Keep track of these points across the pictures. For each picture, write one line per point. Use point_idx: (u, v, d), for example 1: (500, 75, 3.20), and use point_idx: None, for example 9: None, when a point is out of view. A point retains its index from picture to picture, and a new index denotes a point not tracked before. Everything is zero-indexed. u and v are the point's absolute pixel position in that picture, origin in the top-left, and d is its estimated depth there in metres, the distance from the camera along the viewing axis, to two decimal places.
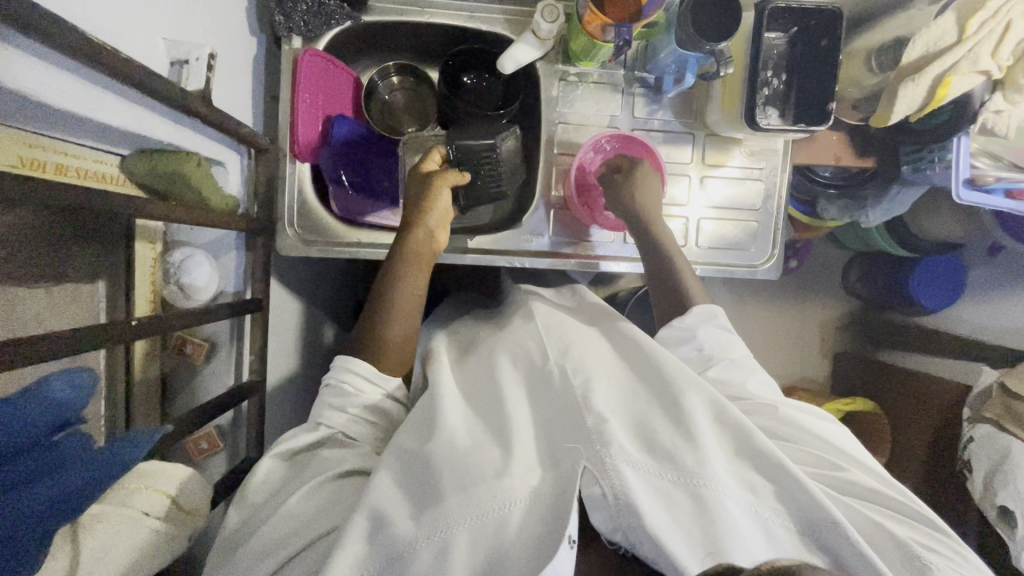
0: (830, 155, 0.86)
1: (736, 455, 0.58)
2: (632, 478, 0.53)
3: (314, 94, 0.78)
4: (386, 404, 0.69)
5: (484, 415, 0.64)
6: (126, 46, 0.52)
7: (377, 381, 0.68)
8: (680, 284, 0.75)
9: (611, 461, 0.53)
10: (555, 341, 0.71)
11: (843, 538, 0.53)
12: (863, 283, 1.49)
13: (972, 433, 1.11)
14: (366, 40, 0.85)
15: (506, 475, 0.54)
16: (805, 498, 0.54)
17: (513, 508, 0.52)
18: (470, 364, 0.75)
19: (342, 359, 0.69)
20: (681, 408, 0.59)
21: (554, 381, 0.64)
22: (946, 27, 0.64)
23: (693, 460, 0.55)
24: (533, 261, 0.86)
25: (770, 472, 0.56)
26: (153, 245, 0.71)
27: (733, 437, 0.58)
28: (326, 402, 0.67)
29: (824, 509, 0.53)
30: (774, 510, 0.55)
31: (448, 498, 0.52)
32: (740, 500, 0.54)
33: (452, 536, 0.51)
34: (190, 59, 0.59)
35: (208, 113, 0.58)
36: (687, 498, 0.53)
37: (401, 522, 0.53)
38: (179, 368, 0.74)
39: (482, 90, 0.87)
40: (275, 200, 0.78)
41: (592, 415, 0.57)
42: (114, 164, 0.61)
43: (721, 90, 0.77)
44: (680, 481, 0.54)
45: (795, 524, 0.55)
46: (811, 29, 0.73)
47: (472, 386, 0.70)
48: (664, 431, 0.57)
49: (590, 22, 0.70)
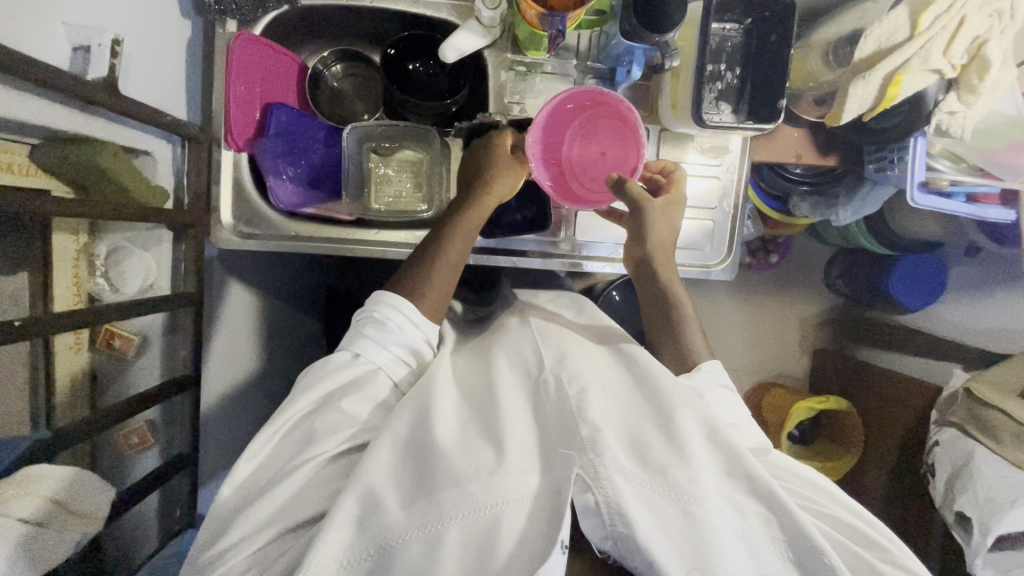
0: (790, 152, 0.82)
1: (728, 476, 0.55)
2: (625, 489, 0.51)
3: (250, 81, 0.75)
4: (419, 343, 0.68)
5: (478, 415, 0.62)
6: (14, 34, 0.50)
7: (416, 321, 0.67)
8: (678, 332, 0.73)
9: (604, 470, 0.52)
10: (551, 350, 0.68)
11: (827, 567, 0.50)
12: (845, 280, 1.45)
13: (938, 437, 1.08)
14: (309, 24, 0.82)
15: (500, 473, 0.53)
16: (793, 529, 0.52)
17: (504, 509, 0.51)
18: (466, 360, 0.73)
19: (380, 293, 0.68)
20: (675, 422, 0.57)
21: (549, 391, 0.62)
22: (898, 21, 0.61)
23: (685, 478, 0.52)
24: (487, 258, 0.83)
25: (761, 497, 0.54)
26: (75, 236, 0.68)
27: (725, 458, 0.56)
28: (366, 335, 0.66)
29: (813, 540, 0.51)
30: (769, 537, 0.53)
31: (442, 491, 0.52)
32: (730, 523, 0.52)
33: (443, 531, 0.50)
34: (92, 45, 0.57)
35: (114, 104, 0.56)
36: (676, 513, 0.51)
37: (394, 511, 0.52)
38: (107, 363, 0.72)
39: (426, 79, 0.84)
40: (211, 190, 0.76)
41: (586, 425, 0.56)
42: (23, 154, 0.58)
43: (672, 84, 0.74)
44: (670, 494, 0.52)
45: (787, 551, 0.52)
46: (764, 21, 0.69)
47: (465, 380, 0.68)
48: (657, 445, 0.55)
49: (526, 10, 0.66)
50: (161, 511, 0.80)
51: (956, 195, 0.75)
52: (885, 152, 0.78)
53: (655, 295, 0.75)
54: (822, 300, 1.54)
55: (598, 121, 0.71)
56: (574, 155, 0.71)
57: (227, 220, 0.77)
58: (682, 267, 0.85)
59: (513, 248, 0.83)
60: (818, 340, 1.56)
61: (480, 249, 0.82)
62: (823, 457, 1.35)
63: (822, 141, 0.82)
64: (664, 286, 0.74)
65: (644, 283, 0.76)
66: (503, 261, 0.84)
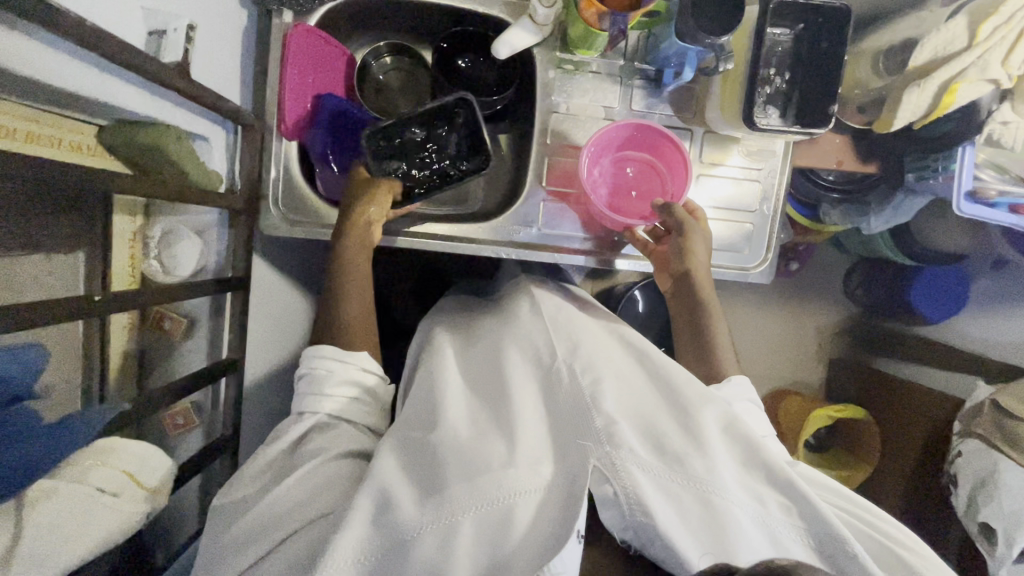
0: (830, 159, 0.84)
1: (745, 466, 0.56)
2: (644, 481, 0.52)
3: (304, 70, 0.76)
4: (360, 376, 0.68)
5: (492, 404, 0.63)
6: (100, 17, 0.51)
7: (346, 358, 0.67)
8: (709, 352, 0.75)
9: (622, 463, 0.52)
10: (562, 338, 0.69)
11: (846, 553, 0.51)
12: (864, 290, 1.45)
13: (960, 447, 1.07)
14: (361, 18, 0.83)
15: (511, 466, 0.53)
16: (814, 515, 0.52)
17: (519, 499, 0.51)
18: (476, 354, 0.74)
19: (312, 347, 0.69)
20: (691, 414, 0.58)
21: (562, 380, 0.62)
22: (957, 30, 0.62)
23: (702, 467, 0.53)
24: (524, 253, 0.84)
25: (781, 485, 0.54)
26: (132, 216, 0.69)
27: (743, 447, 0.56)
28: (305, 393, 0.66)
29: (834, 528, 0.52)
30: (790, 524, 0.53)
31: (454, 485, 0.52)
32: (749, 511, 0.53)
33: (458, 524, 0.50)
34: (167, 30, 0.58)
35: (186, 88, 0.57)
36: (696, 503, 0.52)
37: (407, 507, 0.52)
38: (156, 344, 0.73)
39: (475, 76, 0.84)
40: (262, 176, 0.77)
41: (601, 416, 0.56)
42: (91, 134, 0.59)
43: (721, 86, 0.75)
44: (689, 485, 0.53)
45: (807, 537, 0.53)
46: (816, 27, 0.70)
47: (476, 377, 0.70)
48: (673, 436, 0.56)
49: (585, 8, 0.67)
50: (200, 495, 0.81)
51: (1000, 206, 0.76)
52: (929, 161, 0.79)
53: (683, 300, 0.78)
54: (841, 308, 1.54)
55: (632, 149, 0.82)
56: (619, 162, 0.83)
57: (274, 207, 0.78)
58: (719, 268, 0.86)
59: (553, 245, 0.84)
60: (835, 350, 1.55)
61: (523, 243, 0.84)
62: (836, 464, 1.36)
63: (864, 148, 0.83)
64: (693, 297, 0.77)
65: (677, 291, 0.80)
66: (536, 257, 0.84)
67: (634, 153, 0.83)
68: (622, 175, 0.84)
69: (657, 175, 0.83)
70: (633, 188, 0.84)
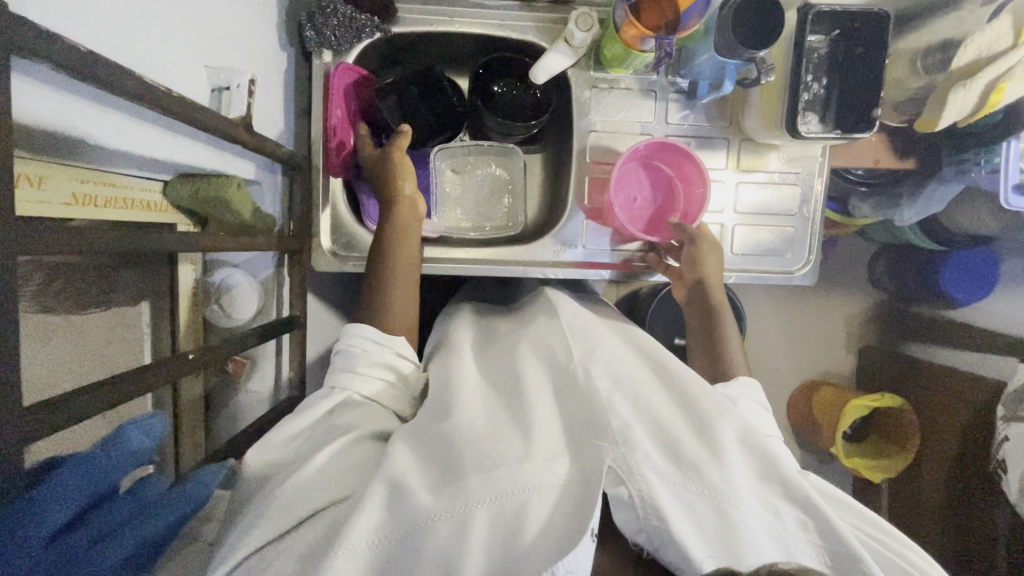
0: (868, 158, 0.84)
1: (762, 478, 0.54)
2: (658, 484, 0.51)
3: (347, 109, 0.80)
4: (395, 361, 0.68)
5: (505, 406, 0.62)
6: (171, 80, 0.53)
7: (381, 339, 0.67)
8: (724, 362, 0.73)
9: (637, 466, 0.51)
10: (578, 341, 0.68)
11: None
12: (892, 277, 1.42)
13: (1006, 433, 1.06)
14: (396, 53, 0.84)
15: (527, 461, 0.52)
16: (829, 534, 0.50)
17: (532, 495, 0.50)
18: (490, 359, 0.73)
19: (352, 324, 0.68)
20: (707, 424, 0.56)
21: (577, 381, 0.61)
22: (1001, 30, 0.63)
23: (718, 476, 0.52)
24: (564, 272, 0.85)
25: (797, 501, 0.52)
26: (195, 266, 0.70)
27: (760, 460, 0.54)
28: (338, 367, 0.66)
29: (851, 548, 0.49)
30: (807, 541, 0.51)
31: (469, 477, 0.51)
32: (763, 522, 0.50)
33: (472, 514, 0.49)
34: (231, 86, 0.60)
35: (250, 139, 0.58)
36: (711, 511, 0.50)
37: (423, 495, 0.51)
38: (220, 386, 0.75)
39: (512, 99, 0.83)
40: (310, 215, 0.78)
41: (617, 418, 0.55)
42: (158, 191, 0.60)
43: (760, 97, 0.76)
44: (703, 493, 0.51)
45: (822, 556, 0.50)
46: (852, 32, 0.70)
47: (489, 383, 0.68)
48: (689, 443, 0.55)
49: (627, 31, 0.70)
50: None
51: None
52: (967, 156, 0.81)
53: (695, 303, 0.79)
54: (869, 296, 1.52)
55: (656, 165, 0.83)
56: (653, 173, 0.84)
57: (326, 244, 0.80)
58: (762, 273, 0.87)
59: (597, 263, 0.86)
60: (864, 338, 1.52)
61: (567, 264, 0.85)
62: (874, 453, 1.35)
63: (901, 145, 0.83)
64: (709, 306, 0.77)
65: (695, 307, 0.79)
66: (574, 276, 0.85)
67: (669, 166, 0.83)
68: (652, 186, 0.84)
69: (674, 192, 0.84)
70: (658, 199, 0.85)
